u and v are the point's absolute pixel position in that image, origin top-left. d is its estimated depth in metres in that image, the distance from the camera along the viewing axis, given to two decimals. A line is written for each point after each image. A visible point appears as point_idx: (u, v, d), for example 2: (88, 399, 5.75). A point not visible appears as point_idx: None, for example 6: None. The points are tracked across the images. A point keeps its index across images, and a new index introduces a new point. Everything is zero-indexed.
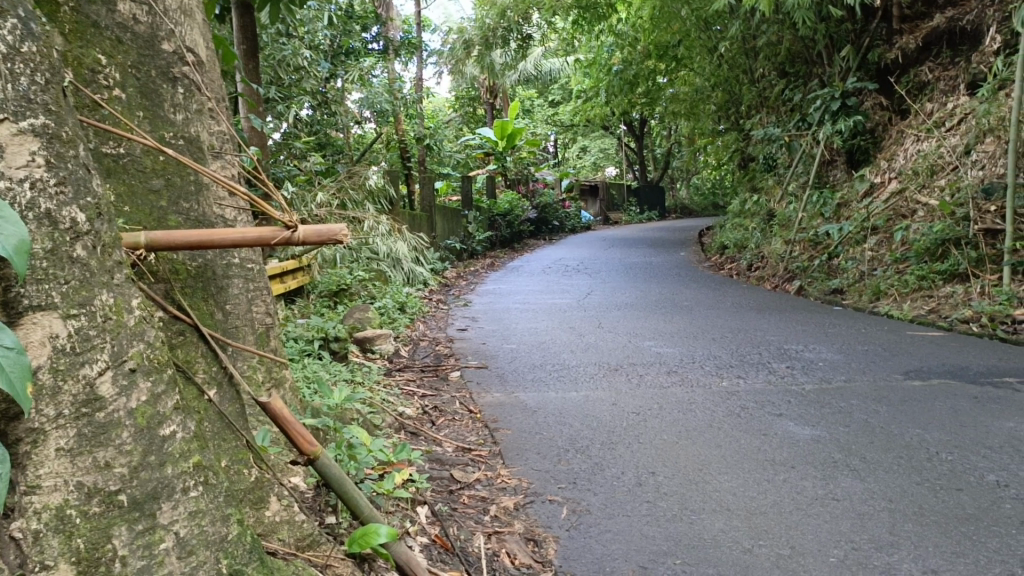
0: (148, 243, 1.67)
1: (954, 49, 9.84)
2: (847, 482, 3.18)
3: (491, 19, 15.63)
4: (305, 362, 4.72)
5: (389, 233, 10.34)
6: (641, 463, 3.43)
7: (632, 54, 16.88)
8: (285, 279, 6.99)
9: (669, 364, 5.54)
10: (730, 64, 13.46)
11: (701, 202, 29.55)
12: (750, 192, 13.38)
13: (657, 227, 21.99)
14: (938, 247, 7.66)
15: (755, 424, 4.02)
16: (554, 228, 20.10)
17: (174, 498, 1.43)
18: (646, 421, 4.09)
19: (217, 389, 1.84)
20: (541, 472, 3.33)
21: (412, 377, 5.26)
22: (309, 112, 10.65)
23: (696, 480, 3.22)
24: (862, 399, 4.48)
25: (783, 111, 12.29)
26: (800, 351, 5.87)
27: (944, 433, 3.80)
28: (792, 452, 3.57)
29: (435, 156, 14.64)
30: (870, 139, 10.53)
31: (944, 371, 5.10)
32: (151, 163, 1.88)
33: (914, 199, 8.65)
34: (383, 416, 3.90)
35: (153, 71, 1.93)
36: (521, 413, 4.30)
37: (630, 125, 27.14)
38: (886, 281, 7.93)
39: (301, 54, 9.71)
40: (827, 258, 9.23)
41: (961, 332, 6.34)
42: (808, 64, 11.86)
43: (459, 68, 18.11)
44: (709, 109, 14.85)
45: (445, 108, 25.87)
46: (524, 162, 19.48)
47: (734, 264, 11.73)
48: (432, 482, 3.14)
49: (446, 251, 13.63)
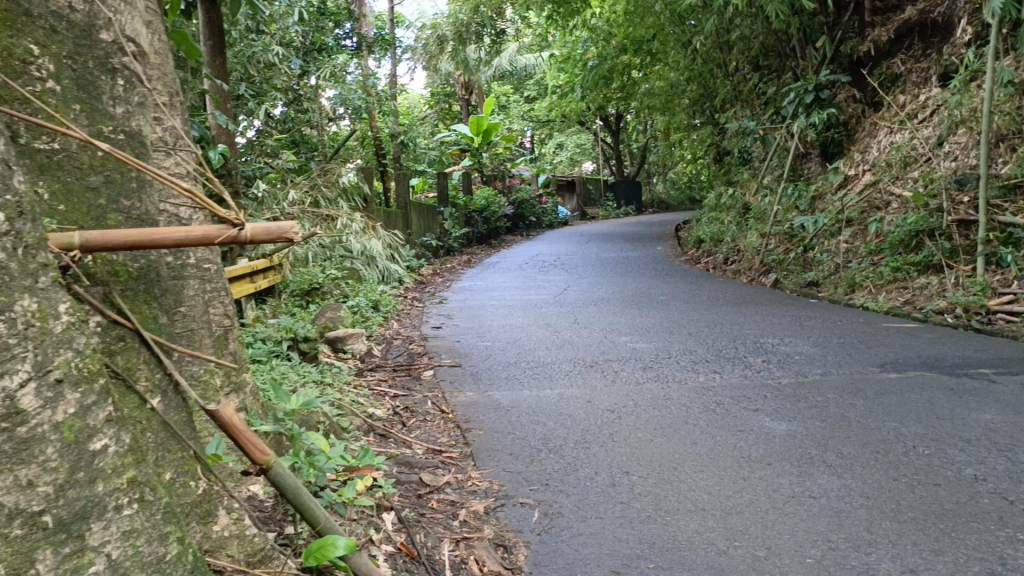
0: (83, 244, 1.55)
1: (925, 40, 9.92)
2: (823, 479, 3.13)
3: (464, 14, 15.52)
4: (273, 364, 4.61)
5: (363, 231, 10.21)
6: (615, 462, 3.37)
7: (606, 50, 16.84)
8: (256, 278, 6.85)
9: (645, 359, 5.48)
10: (704, 58, 13.43)
11: (678, 197, 29.69)
12: (725, 185, 13.39)
13: (633, 222, 22.03)
14: (912, 238, 7.68)
15: (731, 419, 3.97)
16: (530, 224, 20.05)
17: (106, 517, 1.33)
18: (620, 418, 4.02)
19: (160, 398, 1.73)
20: (513, 474, 3.25)
21: (384, 377, 5.15)
22: (282, 110, 10.49)
23: (671, 479, 3.16)
24: (838, 393, 4.45)
25: (757, 104, 12.30)
26: (776, 345, 5.84)
27: (921, 426, 3.77)
28: (768, 449, 3.52)
29: (410, 152, 14.52)
30: (844, 131, 10.60)
31: (920, 363, 5.08)
32: (88, 160, 1.73)
33: (888, 191, 8.67)
34: (351, 418, 3.80)
35: (90, 61, 1.77)
36: (493, 412, 4.22)
37: (606, 121, 27.11)
38: (861, 274, 7.93)
39: (271, 51, 9.53)
40: (803, 251, 9.25)
41: (935, 323, 6.35)
42: (781, 58, 11.88)
43: (433, 63, 17.94)
44: (683, 103, 14.83)
45: (420, 104, 25.70)
46: (500, 158, 19.38)
47: (710, 258, 11.73)
48: (400, 486, 3.05)
49: (422, 249, 13.51)
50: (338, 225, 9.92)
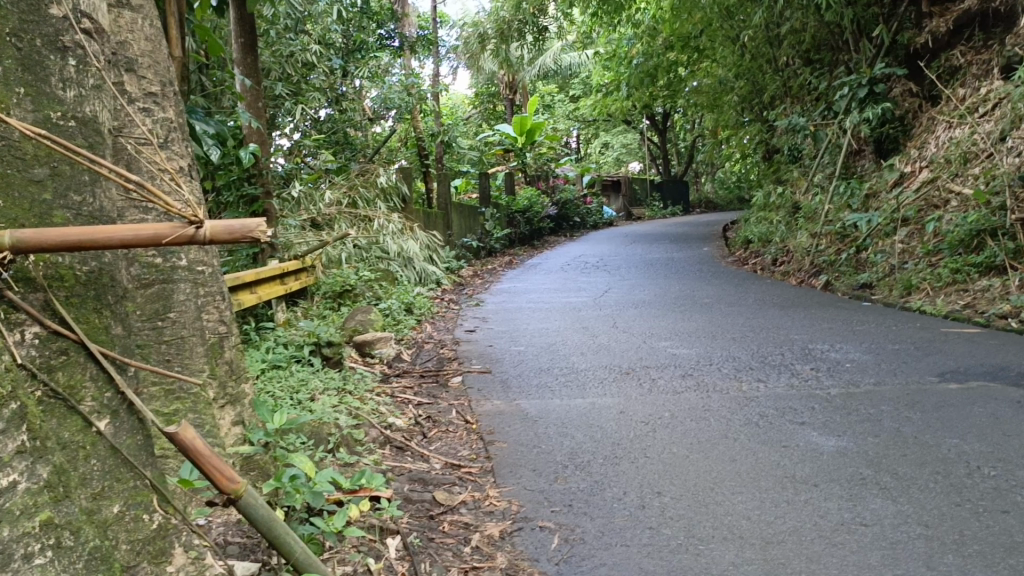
0: (13, 244, 1.35)
1: (986, 31, 9.42)
2: (876, 504, 2.82)
3: (507, 12, 15.29)
4: (293, 370, 4.45)
5: (400, 232, 10.03)
6: (645, 481, 3.10)
7: (652, 46, 16.42)
8: (287, 280, 6.70)
9: (684, 366, 5.19)
10: (753, 53, 12.97)
11: (726, 197, 28.99)
12: (774, 184, 12.93)
13: (680, 222, 21.53)
14: (972, 238, 7.26)
15: (774, 433, 3.67)
16: (575, 225, 19.70)
17: (11, 568, 1.25)
18: (654, 432, 3.74)
19: (110, 419, 1.52)
20: (534, 493, 3.01)
21: (410, 384, 4.92)
22: (324, 111, 10.42)
23: (707, 501, 2.88)
24: (893, 405, 4.10)
25: (808, 100, 11.88)
26: (826, 351, 5.50)
27: (986, 444, 3.42)
28: (815, 467, 3.21)
29: (451, 151, 14.32)
30: (900, 127, 10.12)
31: (984, 372, 4.69)
32: (32, 149, 1.52)
33: (947, 188, 8.19)
34: (366, 430, 3.59)
35: (38, 39, 1.56)
36: (519, 423, 3.98)
37: (651, 120, 26.67)
38: (918, 275, 7.49)
39: (310, 50, 9.54)
40: (855, 251, 8.83)
41: (999, 328, 5.92)
42: (834, 51, 11.37)
43: (475, 61, 17.73)
44: (731, 100, 14.38)
45: (464, 104, 25.52)
46: (543, 159, 19.18)
47: (758, 258, 11.32)
48: (410, 506, 2.84)
49: (462, 250, 13.27)
50: (375, 226, 9.76)
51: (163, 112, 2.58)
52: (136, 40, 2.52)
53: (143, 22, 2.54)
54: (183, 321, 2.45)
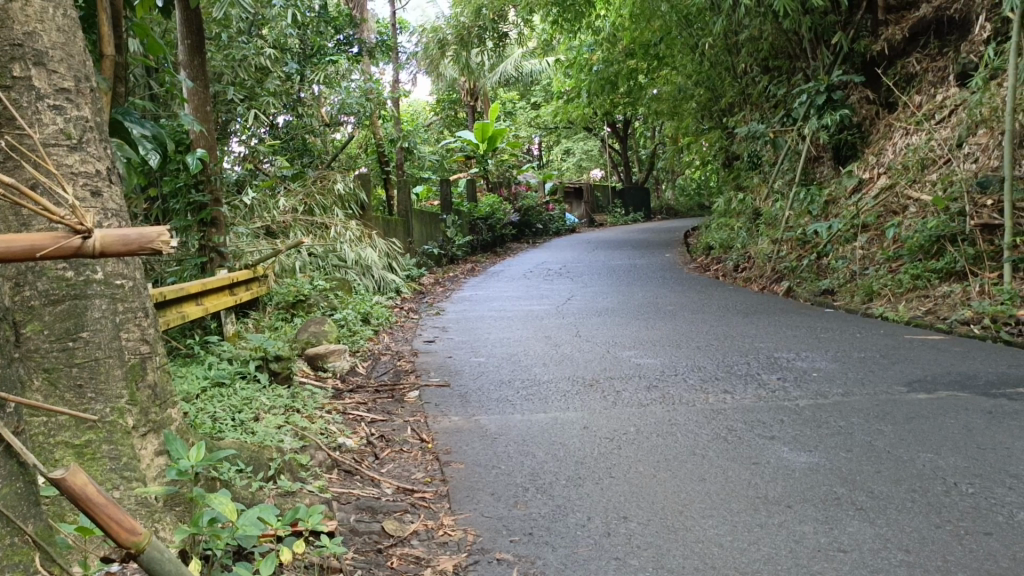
0: None
1: (942, 39, 9.47)
2: (853, 528, 2.66)
3: (467, 17, 15.10)
4: (238, 387, 4.19)
5: (357, 240, 9.74)
6: (610, 505, 2.91)
7: (612, 54, 16.39)
8: (236, 290, 6.40)
9: (649, 377, 5.03)
10: (712, 61, 12.96)
11: (688, 203, 29.14)
12: (735, 190, 12.90)
13: (641, 228, 21.53)
14: (933, 244, 7.22)
15: (744, 449, 3.51)
16: (538, 232, 19.55)
17: None
18: (620, 449, 3.56)
19: None
20: (492, 520, 2.80)
21: (363, 400, 4.68)
22: (282, 118, 10.14)
23: (676, 527, 2.70)
24: (864, 417, 3.97)
25: (767, 107, 11.84)
26: (792, 360, 5.37)
27: (962, 459, 3.29)
28: (787, 486, 3.06)
29: (412, 158, 14.08)
30: (858, 133, 10.12)
31: (951, 381, 4.60)
32: None
33: (905, 195, 8.18)
34: (312, 453, 3.35)
35: None
36: (478, 441, 3.76)
37: (613, 127, 26.74)
38: (879, 281, 7.45)
39: (263, 54, 9.17)
40: (816, 258, 8.78)
41: (961, 335, 5.87)
42: (791, 59, 11.36)
43: (436, 67, 17.50)
44: (691, 108, 14.35)
45: (425, 110, 25.21)
46: (505, 165, 18.99)
47: (720, 264, 11.28)
48: (355, 539, 2.61)
49: (424, 257, 13.00)
50: (332, 234, 9.50)
51: (77, 110, 2.32)
52: (47, 30, 2.26)
53: (54, 11, 2.28)
54: (96, 340, 2.19)
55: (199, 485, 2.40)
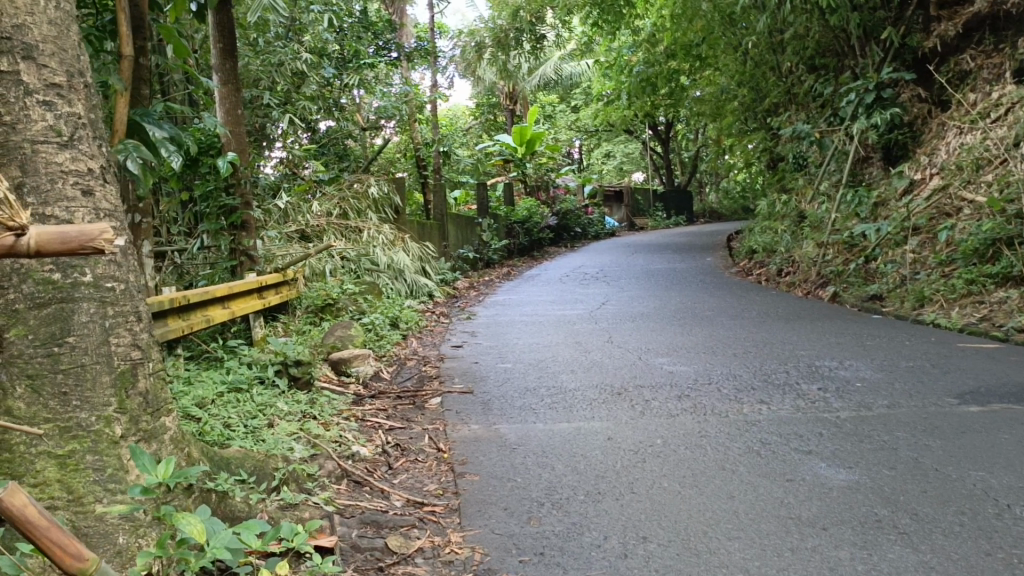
0: None
1: (998, 34, 9.07)
2: (894, 554, 2.45)
3: (504, 20, 14.96)
4: (255, 394, 4.09)
5: (390, 244, 9.66)
6: (630, 524, 2.74)
7: (653, 54, 16.13)
8: (265, 293, 6.34)
9: (681, 385, 4.83)
10: (756, 60, 12.66)
11: (731, 206, 28.61)
12: (779, 192, 12.55)
13: (684, 232, 21.17)
14: (987, 247, 6.91)
15: (777, 465, 3.30)
16: (576, 235, 19.32)
17: None
18: (644, 463, 3.38)
19: None
20: (503, 538, 2.65)
21: (384, 406, 4.56)
22: (324, 123, 10.22)
23: (698, 549, 2.52)
24: (909, 431, 3.73)
25: (813, 107, 11.49)
26: (834, 369, 5.12)
27: (1016, 478, 3.04)
28: (823, 506, 2.85)
29: (450, 162, 14.00)
30: (909, 133, 9.74)
31: (1007, 393, 4.31)
32: None
33: (959, 196, 7.83)
34: (322, 462, 3.23)
35: None
36: (496, 452, 3.61)
37: (655, 129, 26.41)
38: (930, 286, 7.11)
39: (300, 57, 9.17)
40: (863, 262, 8.44)
41: (1018, 343, 5.56)
42: (838, 57, 10.99)
43: (474, 71, 17.44)
44: (734, 109, 14.01)
45: (465, 114, 25.15)
46: (544, 169, 18.81)
47: (763, 269, 10.96)
48: (356, 556, 2.50)
49: (459, 261, 12.89)
50: (365, 237, 9.43)
51: (69, 106, 2.23)
52: (37, 23, 2.19)
53: (45, 3, 2.21)
54: (82, 345, 2.09)
55: (189, 497, 2.29)
